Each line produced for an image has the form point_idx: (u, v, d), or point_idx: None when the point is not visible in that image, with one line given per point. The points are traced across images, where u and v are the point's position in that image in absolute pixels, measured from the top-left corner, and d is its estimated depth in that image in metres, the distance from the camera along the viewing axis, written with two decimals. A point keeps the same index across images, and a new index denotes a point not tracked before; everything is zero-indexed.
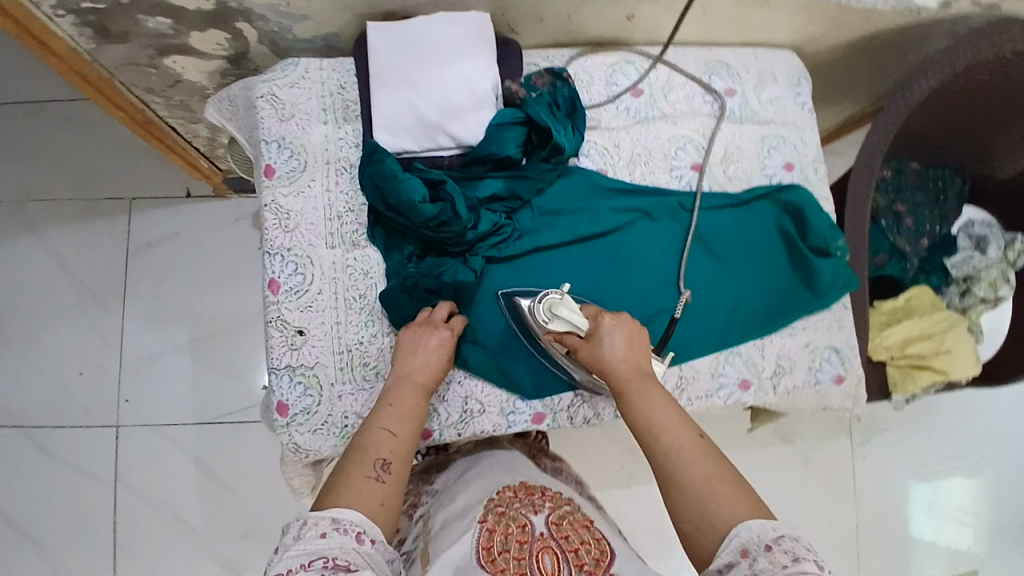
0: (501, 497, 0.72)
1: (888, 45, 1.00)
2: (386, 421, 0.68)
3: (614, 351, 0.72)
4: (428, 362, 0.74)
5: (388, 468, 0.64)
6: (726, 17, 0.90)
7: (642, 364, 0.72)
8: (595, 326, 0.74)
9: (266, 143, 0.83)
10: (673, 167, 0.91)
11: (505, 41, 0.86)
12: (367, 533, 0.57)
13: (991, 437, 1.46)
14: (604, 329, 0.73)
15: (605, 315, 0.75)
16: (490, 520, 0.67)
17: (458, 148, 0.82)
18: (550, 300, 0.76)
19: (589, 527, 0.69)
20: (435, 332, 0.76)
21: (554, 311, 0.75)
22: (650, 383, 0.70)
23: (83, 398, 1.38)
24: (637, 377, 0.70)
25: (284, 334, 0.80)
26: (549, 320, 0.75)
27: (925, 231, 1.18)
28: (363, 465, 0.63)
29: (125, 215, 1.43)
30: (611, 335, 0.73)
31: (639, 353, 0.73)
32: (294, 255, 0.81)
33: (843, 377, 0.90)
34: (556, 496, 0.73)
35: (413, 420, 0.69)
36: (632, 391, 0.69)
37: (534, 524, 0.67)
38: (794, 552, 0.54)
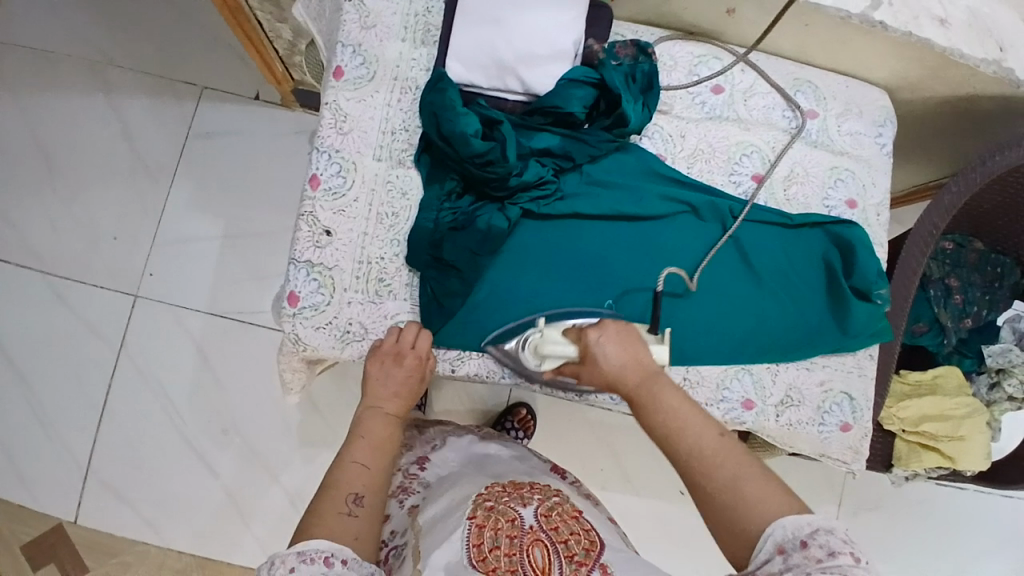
0: (489, 492, 0.70)
1: (985, 112, 0.96)
2: (359, 454, 0.64)
3: (616, 357, 0.64)
4: (392, 386, 0.71)
5: (361, 501, 0.61)
6: (827, 38, 0.87)
7: (641, 359, 0.65)
8: (585, 346, 0.66)
9: (342, 46, 0.84)
10: (733, 172, 0.88)
11: (598, 3, 0.84)
12: (336, 555, 0.55)
13: (985, 546, 1.40)
14: (595, 342, 0.65)
15: (589, 328, 0.67)
16: (479, 516, 0.65)
17: (525, 95, 0.81)
18: (532, 341, 0.72)
19: (578, 519, 0.69)
20: (406, 359, 0.73)
21: (540, 351, 0.70)
22: (660, 381, 0.63)
23: (110, 261, 1.42)
24: (647, 381, 0.63)
25: (311, 231, 0.80)
26: (541, 363, 0.71)
27: (971, 312, 1.12)
28: (334, 502, 0.60)
29: (194, 101, 1.47)
30: (607, 344, 0.65)
31: (637, 348, 0.65)
32: (341, 159, 0.82)
33: (850, 425, 0.87)
34: (544, 490, 0.73)
35: (383, 448, 0.66)
36: (643, 395, 0.62)
37: (524, 517, 0.65)
38: (830, 546, 0.50)
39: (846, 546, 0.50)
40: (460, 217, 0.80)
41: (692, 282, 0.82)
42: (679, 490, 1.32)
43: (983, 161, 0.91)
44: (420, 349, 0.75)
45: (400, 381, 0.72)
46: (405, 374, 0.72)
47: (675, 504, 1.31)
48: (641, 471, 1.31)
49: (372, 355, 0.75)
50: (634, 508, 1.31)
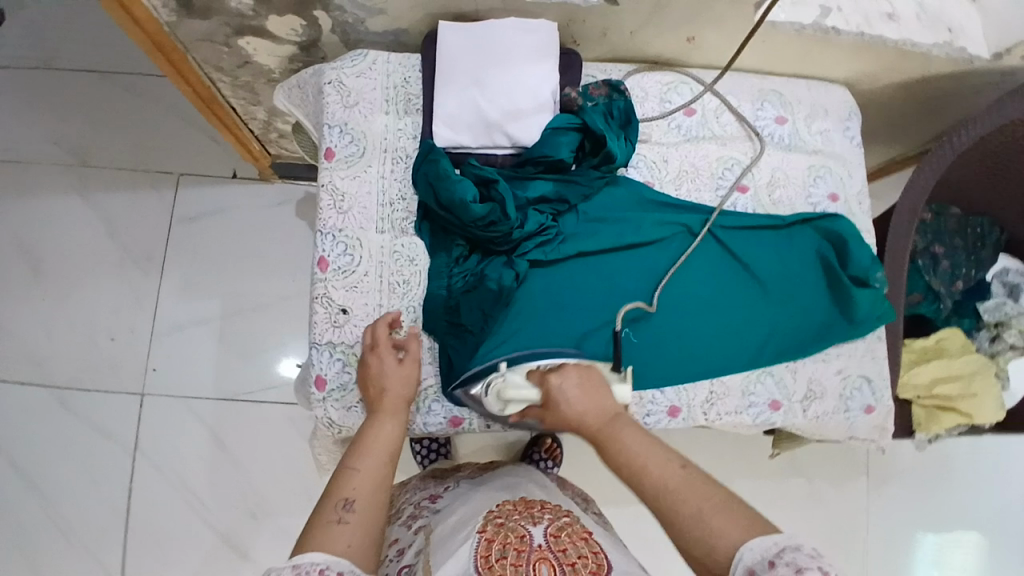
0: (501, 510, 0.72)
1: (939, 90, 1.01)
2: (351, 461, 0.66)
3: (576, 397, 0.73)
4: (383, 375, 0.76)
5: (352, 507, 0.61)
6: (787, 49, 0.92)
7: (602, 404, 0.73)
8: (546, 391, 0.74)
9: (329, 127, 0.86)
10: (718, 186, 0.92)
11: (568, 50, 0.88)
12: (330, 568, 0.55)
13: (1005, 492, 1.44)
14: (557, 384, 0.73)
15: (551, 373, 0.75)
16: (489, 531, 0.67)
17: (513, 148, 0.84)
18: (495, 385, 0.75)
19: (587, 540, 0.68)
20: (377, 353, 0.77)
21: (503, 397, 0.74)
22: (621, 423, 0.70)
23: (111, 361, 1.41)
24: (606, 422, 0.71)
25: (328, 312, 0.81)
26: (505, 407, 0.75)
27: (961, 275, 1.17)
28: (326, 511, 0.60)
29: (173, 188, 1.48)
30: (570, 386, 0.73)
31: (595, 393, 0.74)
32: (345, 237, 0.83)
33: (873, 407, 0.90)
34: (556, 510, 0.74)
35: (375, 450, 0.67)
36: (605, 440, 0.69)
37: (533, 536, 0.67)
38: (797, 563, 0.53)
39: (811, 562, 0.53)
40: (469, 276, 0.83)
41: (647, 309, 0.84)
42: None
43: (951, 140, 0.96)
44: (378, 341, 0.78)
45: (392, 373, 0.76)
46: (387, 364, 0.77)
47: None
48: None
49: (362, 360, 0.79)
50: None
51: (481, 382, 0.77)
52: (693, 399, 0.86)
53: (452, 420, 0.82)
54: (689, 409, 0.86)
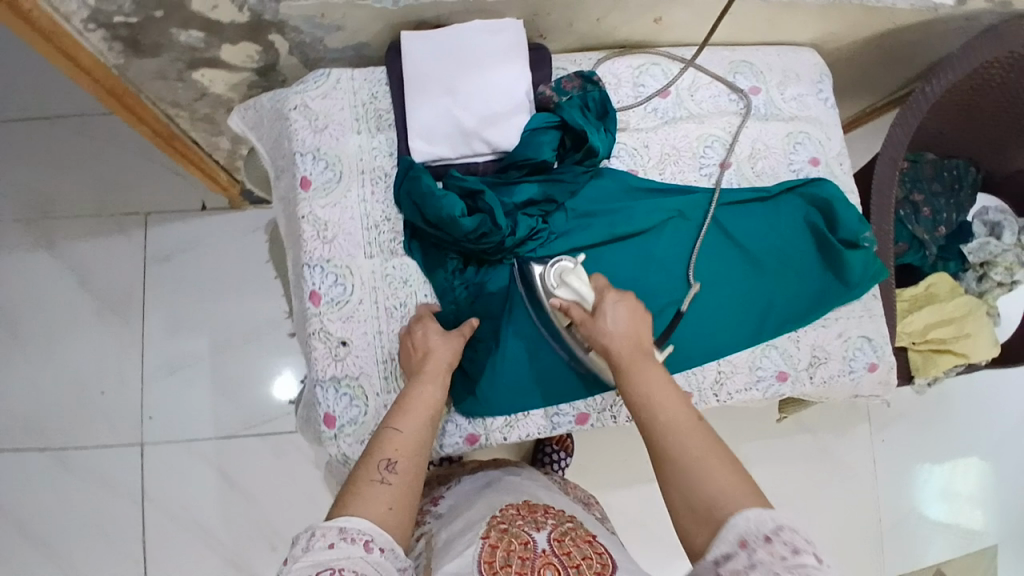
0: (504, 514, 0.71)
1: (905, 39, 1.02)
2: (392, 420, 0.65)
3: (618, 325, 0.70)
4: (426, 342, 0.75)
5: (394, 469, 0.60)
6: (755, 18, 0.90)
7: (639, 338, 0.69)
8: (599, 301, 0.71)
9: (301, 155, 0.83)
10: (701, 166, 0.92)
11: (535, 45, 0.86)
12: (375, 542, 0.54)
13: (1001, 420, 1.49)
14: (607, 304, 0.71)
15: (610, 291, 0.73)
16: (493, 537, 0.66)
17: (493, 153, 0.83)
18: (561, 265, 0.75)
19: (591, 542, 0.69)
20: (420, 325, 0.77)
21: (564, 277, 0.73)
22: (647, 360, 0.67)
23: (104, 414, 1.37)
24: (636, 351, 0.68)
25: (327, 346, 0.79)
26: (557, 286, 0.74)
27: (943, 220, 1.19)
28: (368, 469, 0.60)
29: (142, 229, 1.43)
30: (616, 310, 0.71)
31: (640, 331, 0.70)
32: (334, 266, 0.81)
33: (877, 364, 0.91)
34: (559, 514, 0.73)
35: (416, 413, 0.66)
36: (627, 365, 0.66)
37: (537, 540, 0.67)
38: (794, 543, 0.51)
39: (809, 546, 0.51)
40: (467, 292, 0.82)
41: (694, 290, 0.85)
42: None
43: (923, 92, 0.98)
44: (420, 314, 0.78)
45: (436, 340, 0.75)
46: (430, 332, 0.76)
47: None
48: None
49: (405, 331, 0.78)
50: None
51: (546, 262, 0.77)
52: (701, 383, 0.87)
53: (468, 437, 0.81)
54: (700, 392, 0.87)
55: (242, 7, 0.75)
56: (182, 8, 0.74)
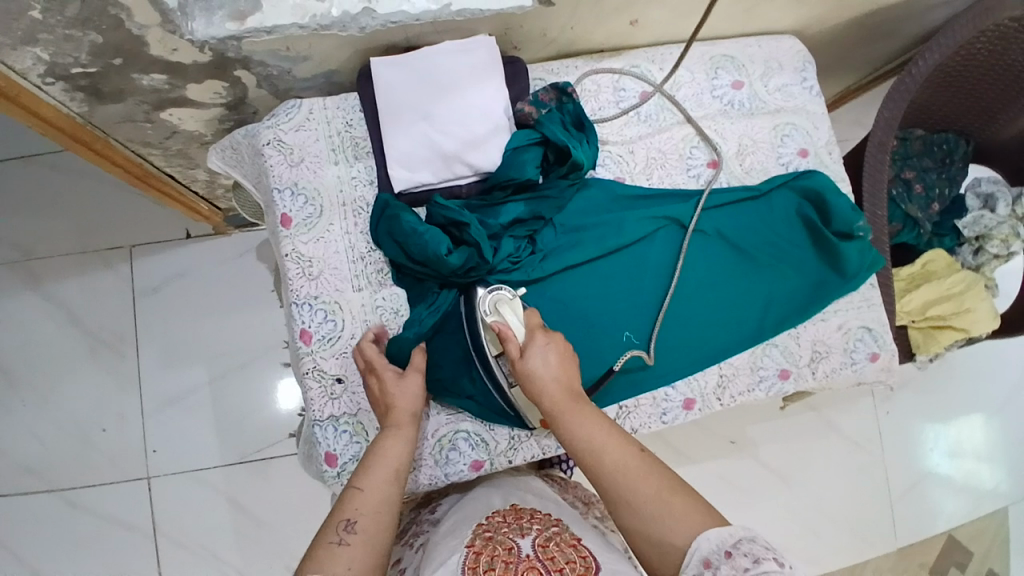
0: (490, 522, 0.68)
1: (886, 17, 1.00)
2: (356, 479, 0.64)
3: (546, 368, 0.70)
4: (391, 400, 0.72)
5: (353, 528, 0.58)
6: (732, 11, 0.88)
7: (569, 381, 0.70)
8: (528, 341, 0.72)
9: (279, 192, 0.81)
10: (689, 167, 0.90)
11: (510, 58, 0.84)
12: None
13: (1003, 384, 1.50)
14: (535, 347, 0.71)
15: (538, 332, 0.73)
16: (476, 545, 0.63)
17: (476, 175, 0.81)
18: (499, 295, 0.76)
19: (576, 546, 0.64)
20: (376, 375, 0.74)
21: (498, 306, 0.75)
22: (581, 404, 0.68)
23: (108, 452, 1.36)
24: (568, 396, 0.68)
25: (322, 385, 0.78)
26: (489, 313, 0.75)
27: (935, 196, 1.18)
28: (325, 532, 0.58)
29: (127, 262, 1.41)
30: (543, 353, 0.71)
31: (566, 372, 0.71)
32: (322, 303, 0.79)
33: (878, 354, 0.90)
34: (546, 519, 0.69)
35: (379, 469, 0.64)
36: (564, 415, 0.67)
37: (521, 546, 0.62)
38: (754, 553, 0.52)
39: (767, 552, 0.52)
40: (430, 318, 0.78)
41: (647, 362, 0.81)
42: (729, 441, 1.41)
43: (911, 72, 0.96)
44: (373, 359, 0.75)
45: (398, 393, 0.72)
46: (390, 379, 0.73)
47: (723, 456, 1.40)
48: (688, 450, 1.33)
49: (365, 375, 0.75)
50: (688, 477, 1.39)
51: (488, 286, 0.77)
52: (704, 388, 0.85)
53: (472, 464, 0.80)
54: (703, 398, 0.85)
55: (202, 47, 0.74)
56: (141, 53, 0.74)
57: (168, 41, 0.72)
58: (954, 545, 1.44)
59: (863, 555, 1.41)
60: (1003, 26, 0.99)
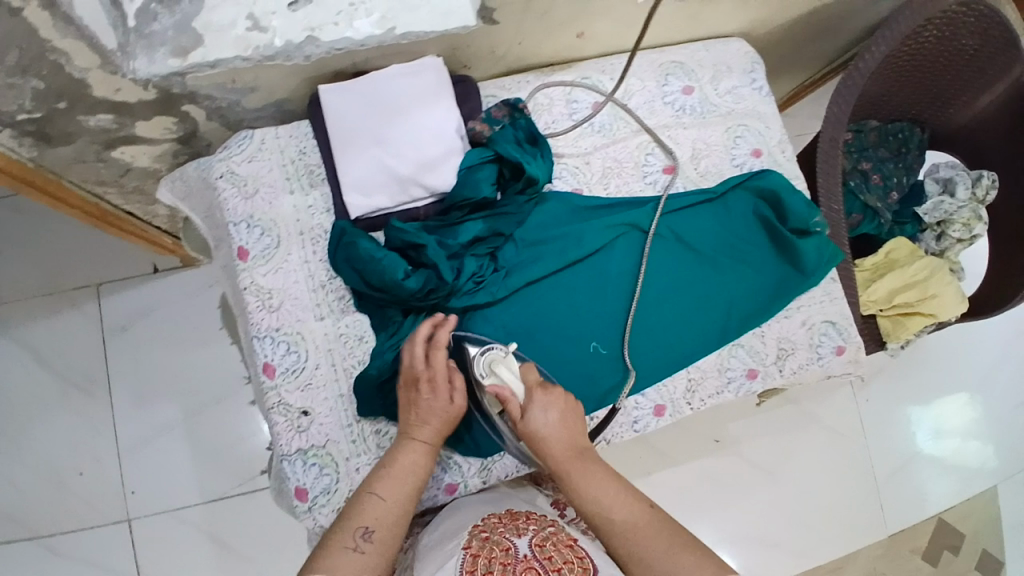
0: (485, 523, 0.67)
1: (829, 14, 1.02)
2: (377, 486, 0.66)
3: (549, 428, 0.70)
4: (427, 420, 0.71)
5: (370, 537, 0.62)
6: (677, 18, 0.89)
7: (575, 440, 0.71)
8: (527, 400, 0.71)
9: (234, 225, 0.80)
10: (646, 174, 0.91)
11: (460, 78, 0.85)
12: None
13: (978, 364, 1.52)
14: (535, 407, 0.70)
15: (540, 391, 0.72)
16: (473, 546, 0.62)
17: (432, 196, 0.81)
18: (492, 355, 0.74)
19: (573, 547, 0.64)
20: (423, 386, 0.72)
21: (493, 367, 0.73)
22: (589, 461, 0.69)
23: (85, 495, 1.33)
24: (576, 454, 0.70)
25: (288, 418, 0.77)
26: (485, 376, 0.73)
27: (893, 185, 1.20)
28: (344, 535, 0.61)
29: (95, 300, 1.39)
30: (547, 413, 0.71)
31: (572, 431, 0.71)
32: (284, 334, 0.79)
33: (844, 347, 0.92)
34: (541, 520, 0.69)
35: (400, 482, 0.67)
36: (572, 473, 0.68)
37: (519, 546, 0.62)
38: None
39: None
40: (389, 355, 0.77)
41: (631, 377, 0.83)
42: (713, 440, 1.41)
43: (857, 66, 0.98)
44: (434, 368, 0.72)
45: (435, 412, 0.72)
46: (433, 399, 0.72)
47: (707, 455, 1.41)
48: None
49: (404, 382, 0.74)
50: (675, 479, 1.39)
51: (482, 346, 0.76)
52: (673, 394, 0.86)
53: (446, 486, 0.80)
54: (673, 403, 0.86)
55: (146, 85, 0.74)
56: (85, 94, 0.74)
57: (111, 80, 0.73)
58: (940, 528, 1.45)
59: (852, 545, 1.42)
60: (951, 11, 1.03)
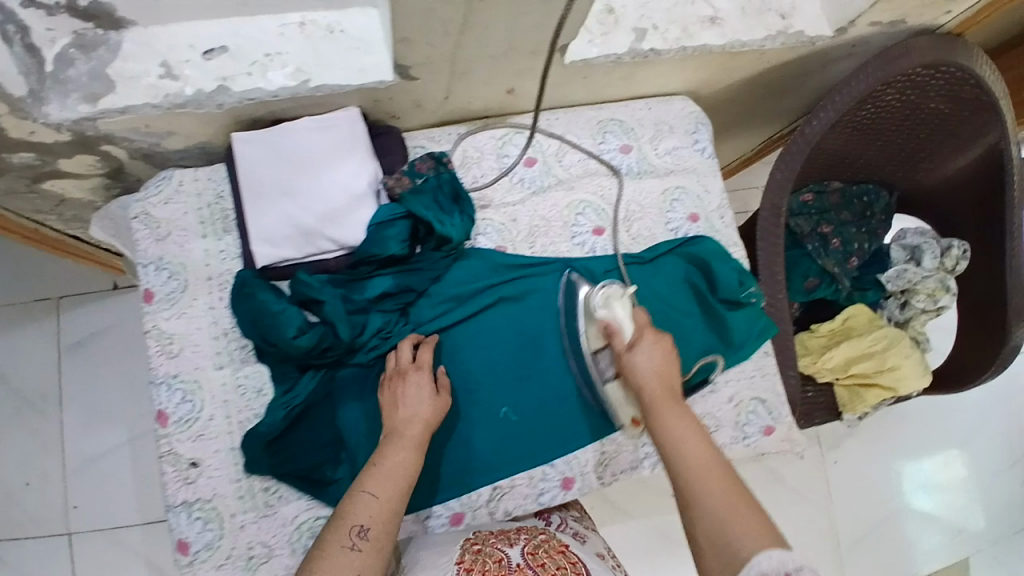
0: (478, 538, 0.71)
1: (785, 73, 0.99)
2: (369, 483, 0.63)
3: (649, 367, 0.69)
4: (417, 415, 0.70)
5: (366, 535, 0.60)
6: (612, 78, 0.87)
7: (671, 381, 0.69)
8: (637, 338, 0.71)
9: (143, 267, 0.80)
10: (574, 234, 0.88)
11: (382, 130, 0.83)
12: None
13: (953, 431, 1.46)
14: (642, 345, 0.70)
15: (649, 330, 0.72)
16: (466, 560, 0.65)
17: (342, 249, 0.79)
18: (611, 291, 0.77)
19: (564, 552, 0.66)
20: (411, 376, 0.73)
21: (610, 300, 0.75)
22: (679, 405, 0.66)
23: (30, 510, 1.33)
24: (670, 394, 0.67)
25: (176, 469, 0.75)
26: (601, 307, 0.76)
27: (854, 250, 1.14)
28: (338, 535, 0.60)
29: (54, 315, 1.39)
30: (650, 352, 0.70)
31: (671, 374, 0.69)
32: (181, 382, 0.77)
33: (773, 427, 0.88)
34: (533, 529, 0.72)
35: (392, 478, 0.64)
36: (658, 410, 0.66)
37: (511, 557, 0.65)
38: None
39: None
40: (276, 416, 0.75)
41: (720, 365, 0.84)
42: None
43: (803, 133, 0.94)
44: (422, 362, 0.74)
45: (423, 403, 0.71)
46: (421, 390, 0.71)
47: None
48: (624, 497, 1.29)
49: (383, 382, 0.74)
50: None
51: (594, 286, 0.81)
52: (584, 466, 0.83)
53: None
54: (583, 477, 0.83)
55: (59, 129, 0.74)
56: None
57: (22, 125, 0.72)
58: None
59: None
60: (917, 74, 0.97)
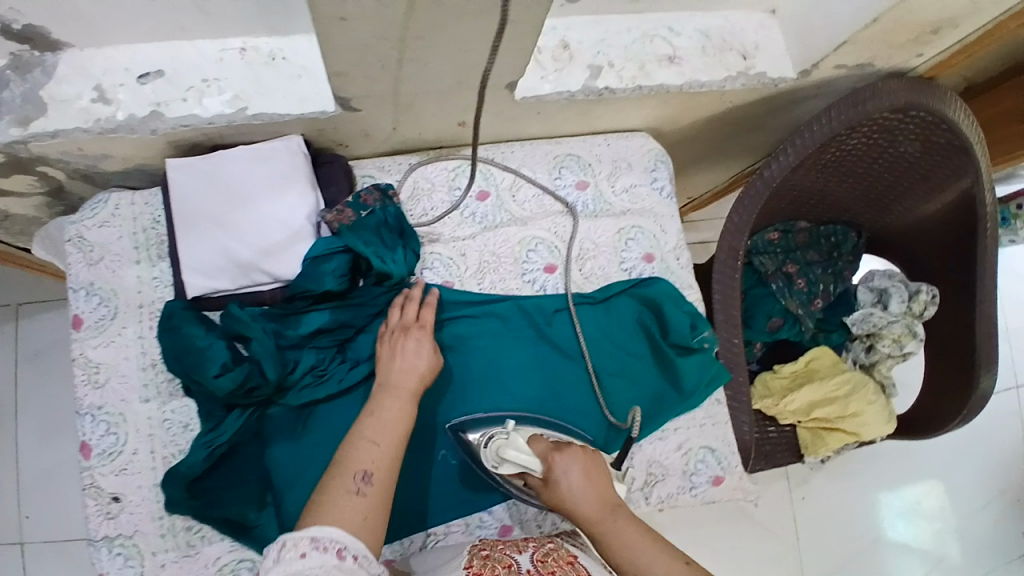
0: (484, 544, 0.64)
1: (751, 112, 0.97)
2: (370, 430, 0.62)
3: (572, 487, 0.67)
4: (413, 366, 0.68)
5: (370, 479, 0.58)
6: (567, 114, 0.85)
7: (608, 491, 0.67)
8: (548, 467, 0.69)
9: (73, 292, 0.77)
10: (525, 271, 0.86)
11: (331, 158, 0.81)
12: (348, 549, 0.52)
13: (924, 473, 1.43)
14: (557, 469, 0.68)
15: (556, 451, 0.70)
16: (475, 564, 0.59)
17: (278, 282, 0.77)
18: (496, 442, 0.73)
19: (575, 564, 0.61)
20: (413, 332, 0.72)
21: (500, 455, 0.71)
22: (619, 511, 0.65)
23: None
24: (608, 506, 0.66)
25: (98, 503, 0.73)
26: (499, 465, 0.72)
27: (819, 292, 1.12)
28: (341, 482, 0.57)
29: (12, 321, 1.33)
30: (570, 471, 0.68)
31: (600, 482, 0.68)
32: (106, 414, 0.75)
33: (722, 477, 0.85)
34: (540, 539, 0.66)
35: (394, 424, 0.63)
36: (602, 528, 0.64)
37: (521, 563, 0.60)
38: None
39: None
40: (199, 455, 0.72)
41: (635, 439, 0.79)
42: None
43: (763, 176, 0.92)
44: (425, 321, 0.73)
45: (420, 357, 0.69)
46: (420, 345, 0.70)
47: None
48: None
49: (384, 332, 0.73)
50: None
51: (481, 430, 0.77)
52: (524, 515, 0.80)
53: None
54: (522, 525, 0.80)
55: None
56: None
57: None
58: None
59: None
60: (884, 119, 0.95)
